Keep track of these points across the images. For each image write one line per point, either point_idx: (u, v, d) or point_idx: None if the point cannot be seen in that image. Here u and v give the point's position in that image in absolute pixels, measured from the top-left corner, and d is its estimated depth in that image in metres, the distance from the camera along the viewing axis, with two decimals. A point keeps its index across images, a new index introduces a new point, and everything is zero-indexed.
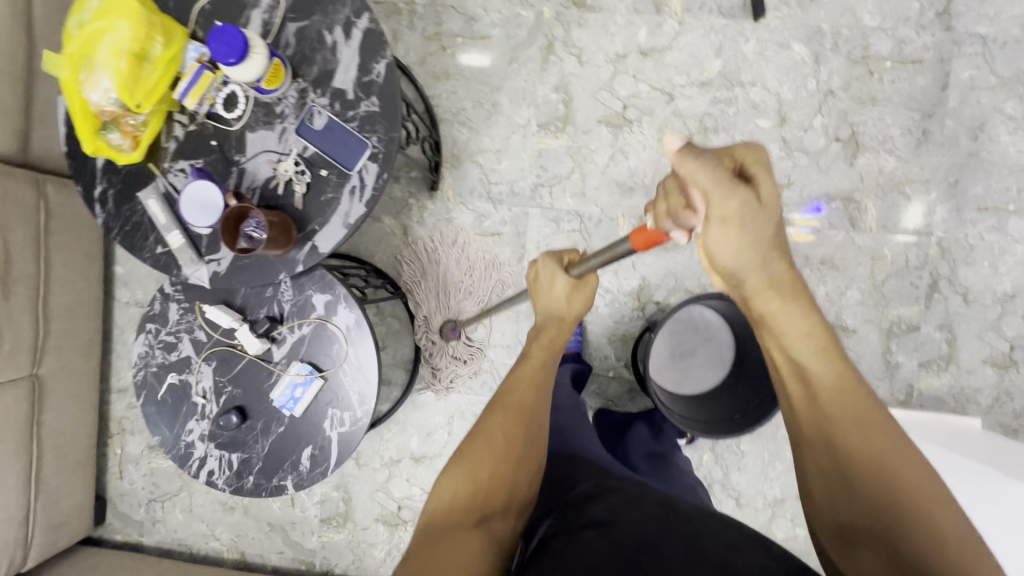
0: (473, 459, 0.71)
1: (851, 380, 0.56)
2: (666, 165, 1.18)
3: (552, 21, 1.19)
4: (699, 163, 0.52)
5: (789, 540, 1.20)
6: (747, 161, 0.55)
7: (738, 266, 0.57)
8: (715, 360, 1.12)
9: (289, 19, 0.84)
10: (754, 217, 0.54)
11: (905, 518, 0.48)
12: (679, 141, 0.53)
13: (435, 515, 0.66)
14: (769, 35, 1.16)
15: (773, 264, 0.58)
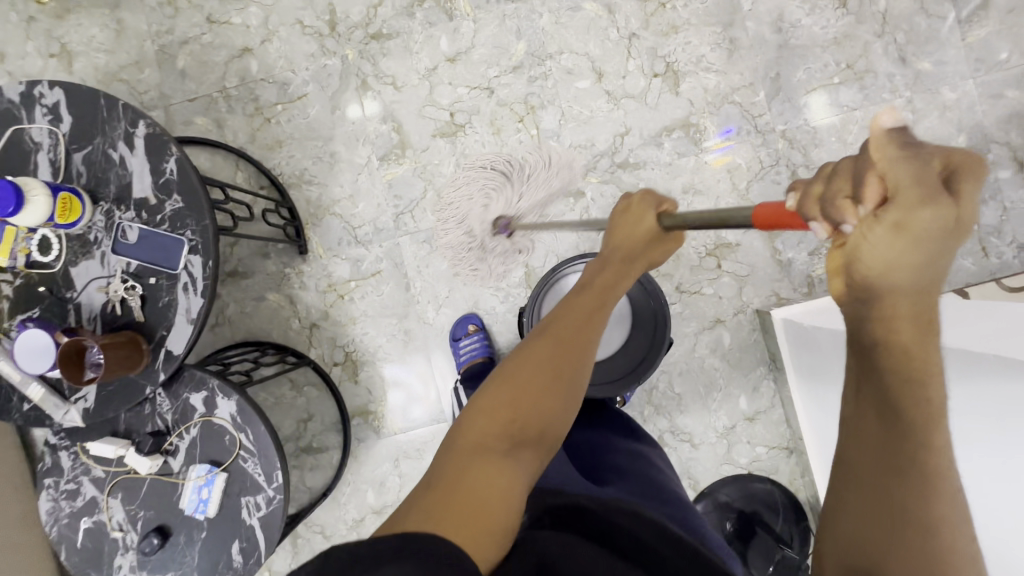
0: (516, 381, 0.59)
1: None
2: (509, 154, 1.21)
3: (358, 59, 1.23)
4: (903, 156, 0.31)
5: (754, 462, 1.20)
6: (953, 170, 0.31)
7: (884, 283, 0.34)
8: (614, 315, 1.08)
9: (73, 150, 0.86)
10: (940, 239, 0.32)
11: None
12: (889, 119, 0.31)
13: (471, 426, 0.56)
14: (558, 4, 1.20)
15: (934, 305, 0.36)
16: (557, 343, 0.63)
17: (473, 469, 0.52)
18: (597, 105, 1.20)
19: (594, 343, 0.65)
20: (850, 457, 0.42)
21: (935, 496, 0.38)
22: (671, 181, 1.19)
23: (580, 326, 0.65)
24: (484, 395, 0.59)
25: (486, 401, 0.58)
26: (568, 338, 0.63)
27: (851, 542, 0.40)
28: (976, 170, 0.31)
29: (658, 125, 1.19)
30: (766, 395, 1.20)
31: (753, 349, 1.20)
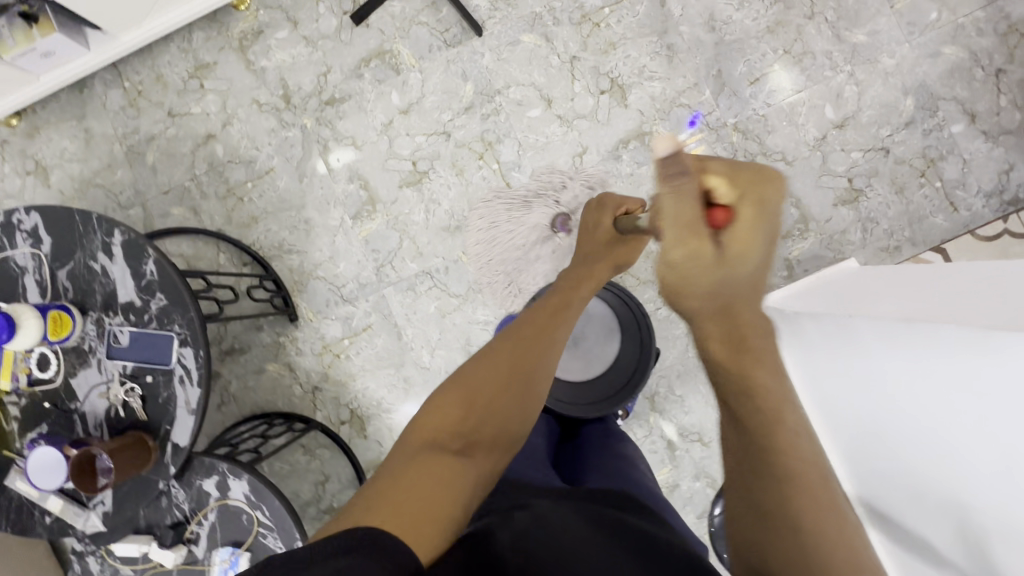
0: (473, 379, 0.70)
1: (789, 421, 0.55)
2: (475, 192, 1.24)
3: (317, 126, 1.27)
4: (671, 185, 0.49)
5: None
6: (745, 192, 0.53)
7: (680, 301, 0.54)
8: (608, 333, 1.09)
9: (57, 268, 0.90)
10: (705, 266, 0.52)
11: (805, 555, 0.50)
12: (668, 146, 0.48)
13: (426, 424, 0.64)
14: (497, 41, 1.24)
15: (738, 310, 0.55)
16: (546, 325, 0.78)
17: (424, 462, 0.59)
18: (551, 131, 1.23)
19: (557, 340, 0.78)
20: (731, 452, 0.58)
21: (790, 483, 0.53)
22: (635, 191, 1.22)
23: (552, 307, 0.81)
24: (464, 373, 0.71)
25: (465, 375, 0.71)
26: (522, 333, 0.76)
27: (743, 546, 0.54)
28: (757, 189, 0.53)
29: (613, 140, 1.22)
30: None
31: None
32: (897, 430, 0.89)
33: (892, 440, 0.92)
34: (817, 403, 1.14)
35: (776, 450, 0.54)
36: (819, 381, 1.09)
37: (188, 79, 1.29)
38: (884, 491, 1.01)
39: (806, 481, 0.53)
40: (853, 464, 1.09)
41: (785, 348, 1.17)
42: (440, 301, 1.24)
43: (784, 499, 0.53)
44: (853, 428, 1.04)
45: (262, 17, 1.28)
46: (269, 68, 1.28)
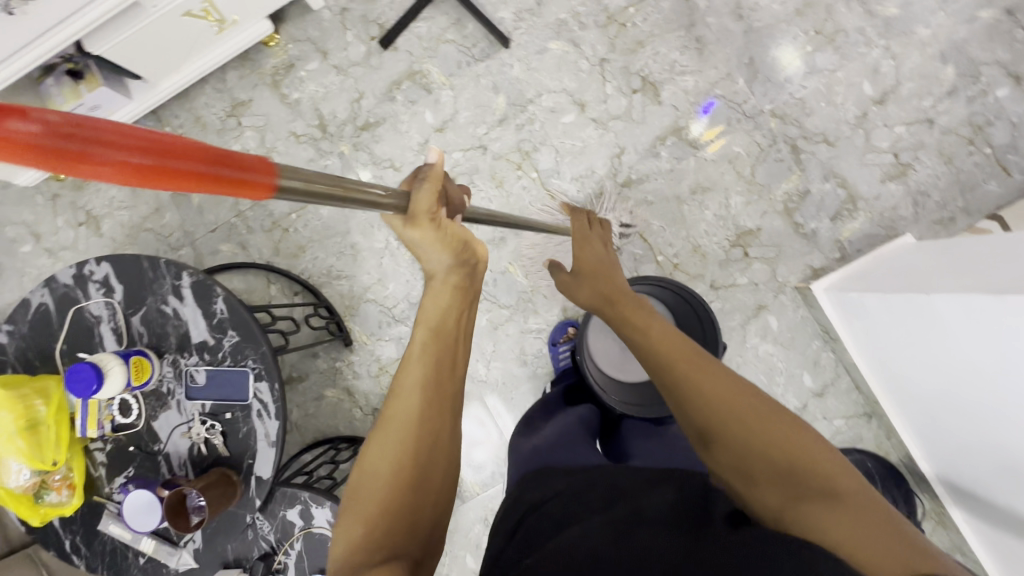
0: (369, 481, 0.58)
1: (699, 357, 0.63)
2: (517, 202, 1.25)
3: (354, 152, 1.29)
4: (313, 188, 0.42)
5: (836, 435, 1.19)
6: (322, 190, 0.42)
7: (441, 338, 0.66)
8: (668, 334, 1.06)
9: (131, 314, 0.93)
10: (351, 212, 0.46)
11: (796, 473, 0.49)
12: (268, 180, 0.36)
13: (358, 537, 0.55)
14: (525, 51, 1.25)
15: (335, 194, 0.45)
16: (429, 347, 0.65)
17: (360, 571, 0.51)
18: (587, 135, 1.24)
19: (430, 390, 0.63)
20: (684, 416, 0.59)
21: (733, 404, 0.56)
22: (677, 186, 1.22)
23: (449, 312, 0.67)
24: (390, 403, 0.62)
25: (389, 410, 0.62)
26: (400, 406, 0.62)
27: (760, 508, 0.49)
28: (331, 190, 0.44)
29: (650, 137, 1.22)
30: (828, 367, 1.19)
31: (803, 325, 1.20)
32: (983, 405, 0.87)
33: (981, 424, 0.89)
34: (885, 383, 1.11)
35: (703, 390, 0.57)
36: (888, 361, 1.06)
37: (226, 118, 1.32)
38: (972, 471, 0.99)
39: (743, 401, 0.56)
40: (931, 443, 1.07)
41: (839, 330, 1.14)
42: (492, 313, 1.25)
43: (730, 422, 0.54)
44: (932, 409, 1.01)
45: (292, 51, 1.31)
46: (303, 100, 1.30)
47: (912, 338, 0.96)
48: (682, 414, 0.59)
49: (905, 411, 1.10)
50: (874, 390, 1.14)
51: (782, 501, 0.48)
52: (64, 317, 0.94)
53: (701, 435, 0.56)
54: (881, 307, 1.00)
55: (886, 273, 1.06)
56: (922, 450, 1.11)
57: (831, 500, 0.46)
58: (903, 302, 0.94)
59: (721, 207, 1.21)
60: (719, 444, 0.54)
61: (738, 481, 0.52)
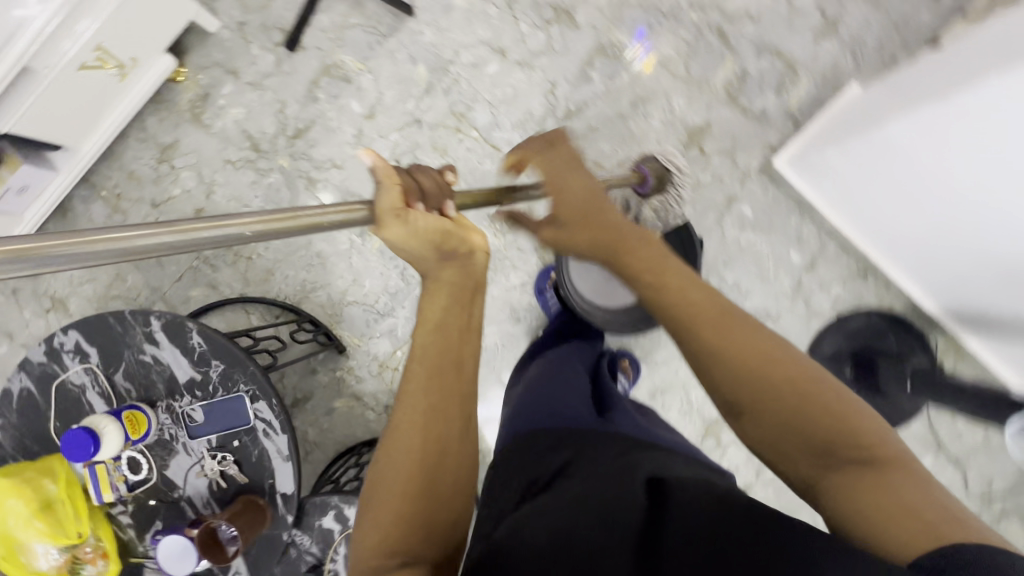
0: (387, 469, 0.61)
1: (746, 329, 0.61)
2: (465, 164, 1.23)
3: (294, 162, 1.27)
4: None
5: (837, 302, 1.19)
6: None
7: None
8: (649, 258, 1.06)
9: (113, 373, 0.92)
10: None
11: (842, 445, 0.53)
12: None
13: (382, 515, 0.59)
14: (431, 13, 1.23)
15: None
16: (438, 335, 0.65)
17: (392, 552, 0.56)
18: (515, 80, 1.22)
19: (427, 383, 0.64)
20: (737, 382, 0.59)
21: (791, 379, 0.57)
22: (617, 104, 1.20)
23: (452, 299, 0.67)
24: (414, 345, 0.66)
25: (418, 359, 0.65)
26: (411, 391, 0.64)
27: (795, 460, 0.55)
28: None
29: (578, 64, 1.20)
30: (813, 238, 1.19)
31: (777, 205, 1.19)
32: (954, 221, 0.91)
33: (957, 240, 0.94)
34: (872, 235, 1.10)
35: (719, 344, 0.60)
36: (875, 208, 1.04)
37: (159, 165, 1.29)
38: (981, 294, 0.99)
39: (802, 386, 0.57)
40: (929, 281, 1.07)
41: (816, 189, 1.12)
42: None
43: (764, 391, 0.57)
44: (928, 245, 1.00)
45: (203, 80, 1.28)
46: (229, 126, 1.28)
47: (874, 181, 1.00)
48: (721, 382, 0.60)
49: (900, 256, 1.09)
50: (864, 243, 1.13)
51: (816, 470, 0.53)
52: (48, 395, 0.93)
53: (741, 402, 0.59)
54: (841, 162, 1.03)
55: (847, 122, 1.04)
56: (923, 291, 1.12)
57: (868, 467, 0.50)
58: (861, 143, 0.97)
59: (665, 112, 1.19)
60: (754, 417, 0.58)
61: (773, 452, 0.56)
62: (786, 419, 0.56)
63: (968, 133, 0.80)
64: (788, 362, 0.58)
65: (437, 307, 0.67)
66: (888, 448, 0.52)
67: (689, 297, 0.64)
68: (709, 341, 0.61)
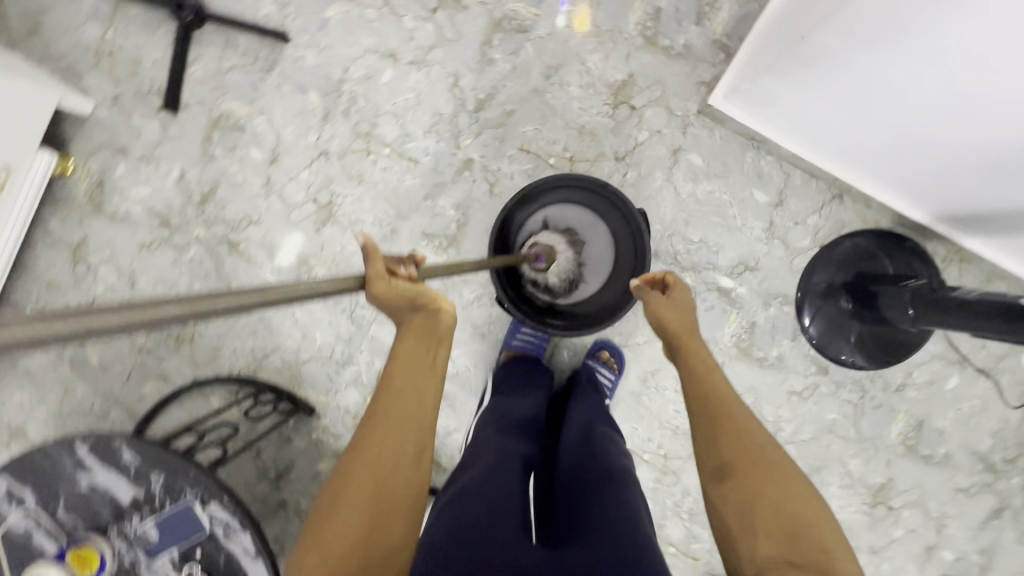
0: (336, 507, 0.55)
1: (766, 437, 0.64)
2: (387, 186, 1.13)
3: (209, 228, 1.18)
4: None
5: (816, 234, 1.08)
6: None
7: None
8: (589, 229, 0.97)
9: (52, 511, 0.84)
10: None
11: (802, 536, 0.55)
12: None
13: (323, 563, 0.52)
14: (307, 33, 1.12)
15: None
16: (409, 377, 0.63)
17: None
18: (414, 82, 1.11)
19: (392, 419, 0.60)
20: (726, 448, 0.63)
21: (781, 474, 0.60)
22: (528, 81, 1.09)
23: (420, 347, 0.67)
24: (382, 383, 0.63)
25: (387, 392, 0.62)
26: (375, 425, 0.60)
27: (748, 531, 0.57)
28: None
29: (476, 48, 1.10)
30: (774, 171, 1.07)
31: (727, 145, 1.08)
32: (908, 128, 0.82)
33: (920, 146, 0.84)
34: (836, 151, 0.98)
35: (733, 436, 0.64)
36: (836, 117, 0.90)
37: (72, 267, 1.21)
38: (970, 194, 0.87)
39: (776, 477, 0.60)
40: (910, 188, 0.96)
41: (760, 110, 1.00)
42: None
43: (750, 471, 0.60)
44: (891, 159, 0.91)
45: (93, 167, 1.19)
46: (133, 208, 1.19)
47: (813, 113, 0.92)
48: (710, 447, 0.65)
49: (873, 167, 0.96)
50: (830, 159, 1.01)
51: (777, 554, 0.54)
52: None
53: (726, 466, 0.62)
54: (774, 103, 0.96)
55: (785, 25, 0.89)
56: (905, 200, 1.01)
57: (815, 565, 0.52)
58: (784, 80, 0.90)
59: (581, 76, 1.09)
60: (734, 481, 0.61)
61: (737, 521, 0.58)
62: (757, 497, 0.59)
63: (885, 38, 0.70)
64: (773, 456, 0.62)
65: (406, 353, 0.66)
66: (838, 551, 0.54)
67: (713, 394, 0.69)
68: (734, 432, 0.64)
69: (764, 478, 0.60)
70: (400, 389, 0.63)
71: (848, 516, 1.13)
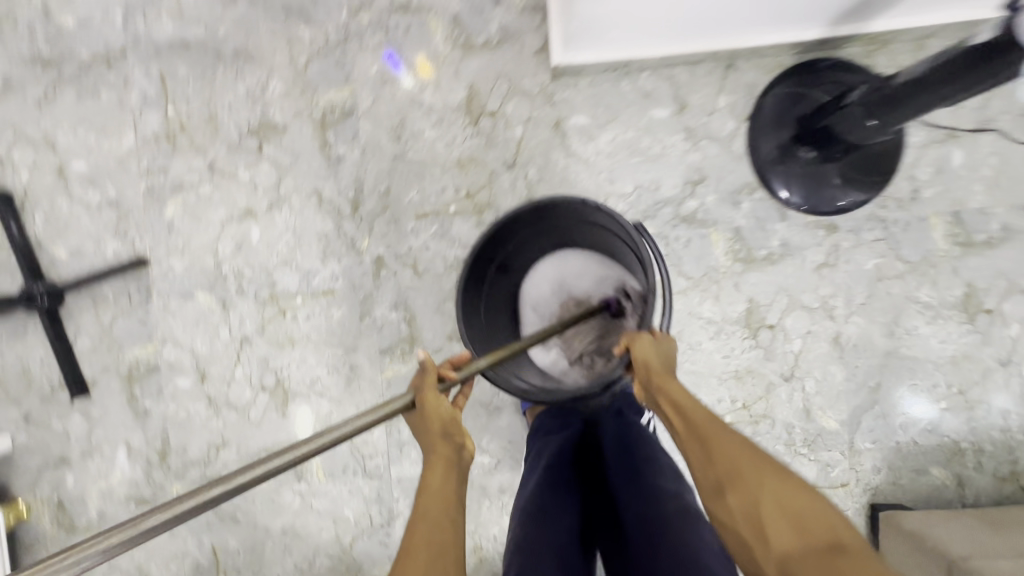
0: None
1: (743, 440, 0.58)
2: (319, 329, 1.04)
3: (182, 479, 1.05)
4: None
5: (735, 110, 1.00)
6: None
7: None
8: (601, 282, 0.90)
9: None
10: None
11: (815, 532, 0.48)
12: None
13: None
14: (160, 243, 1.04)
15: None
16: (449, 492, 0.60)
17: None
18: (284, 220, 1.03)
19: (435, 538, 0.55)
20: (714, 463, 0.57)
21: (762, 470, 0.54)
22: (383, 153, 1.02)
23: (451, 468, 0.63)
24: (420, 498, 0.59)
25: (428, 503, 0.58)
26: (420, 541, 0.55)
27: (772, 552, 0.50)
28: None
29: (318, 156, 1.03)
30: (657, 82, 1.00)
31: (598, 88, 1.00)
32: None
33: None
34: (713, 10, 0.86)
35: (719, 447, 0.57)
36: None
37: None
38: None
39: (769, 478, 0.53)
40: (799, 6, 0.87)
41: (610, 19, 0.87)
42: None
43: (737, 484, 0.54)
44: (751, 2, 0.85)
45: (43, 494, 1.07)
46: (98, 508, 1.06)
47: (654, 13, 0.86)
48: (703, 465, 0.58)
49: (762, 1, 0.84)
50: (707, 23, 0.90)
51: (794, 546, 0.49)
52: None
53: (721, 481, 0.55)
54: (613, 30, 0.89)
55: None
56: (793, 27, 0.93)
57: (836, 553, 0.46)
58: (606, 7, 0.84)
59: (428, 117, 1.02)
60: (734, 493, 0.54)
61: (752, 537, 0.52)
62: (758, 501, 0.52)
63: None
64: (760, 457, 0.55)
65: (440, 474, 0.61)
66: (839, 521, 0.49)
67: (686, 409, 0.62)
68: (710, 442, 0.58)
69: (756, 482, 0.53)
70: (438, 500, 0.59)
71: (957, 346, 1.00)
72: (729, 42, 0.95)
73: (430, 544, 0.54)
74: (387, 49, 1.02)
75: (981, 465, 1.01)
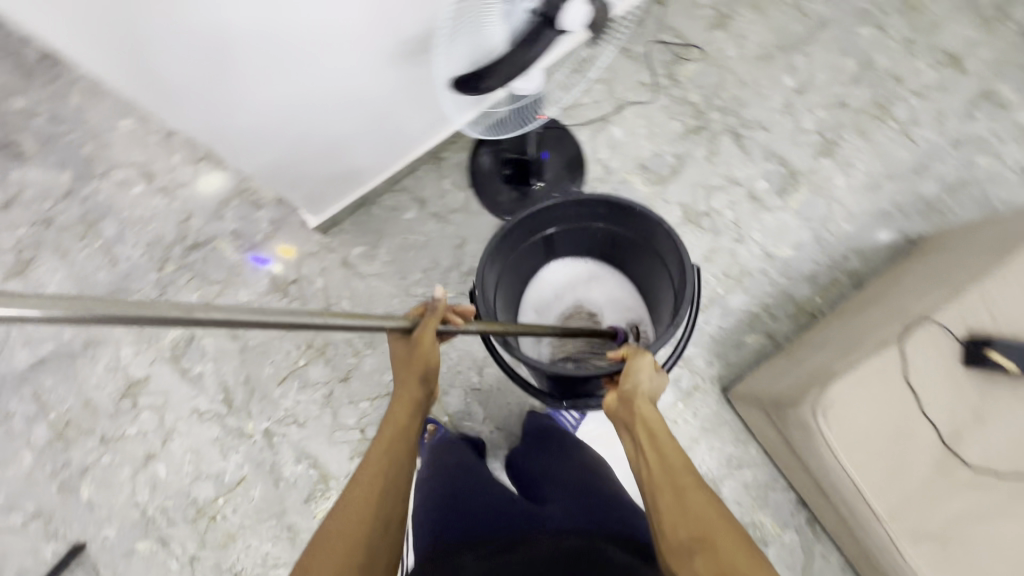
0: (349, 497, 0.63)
1: (714, 498, 0.71)
2: (249, 514, 1.19)
3: None
4: None
5: (459, 185, 1.31)
6: None
7: None
8: (614, 309, 1.32)
9: None
10: None
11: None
12: None
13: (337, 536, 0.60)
14: (89, 525, 1.19)
15: None
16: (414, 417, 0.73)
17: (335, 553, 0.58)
18: (180, 447, 1.21)
19: (402, 453, 0.69)
20: (687, 516, 0.69)
21: (728, 530, 0.67)
22: (231, 353, 1.24)
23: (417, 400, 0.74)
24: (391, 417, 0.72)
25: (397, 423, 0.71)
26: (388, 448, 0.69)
27: None
28: None
29: (183, 384, 1.23)
30: (396, 197, 1.30)
31: (359, 223, 1.29)
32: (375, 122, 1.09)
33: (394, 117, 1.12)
34: (365, 125, 1.07)
35: (695, 498, 0.70)
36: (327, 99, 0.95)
37: None
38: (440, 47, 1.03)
39: (726, 539, 0.66)
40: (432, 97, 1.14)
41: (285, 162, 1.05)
42: None
43: (704, 534, 0.66)
44: (404, 130, 1.18)
45: None
46: None
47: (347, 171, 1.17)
48: (674, 514, 0.70)
49: (393, 107, 1.08)
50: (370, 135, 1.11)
51: None
52: None
53: (694, 536, 0.67)
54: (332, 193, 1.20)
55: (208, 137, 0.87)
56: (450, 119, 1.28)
57: None
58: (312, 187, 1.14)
59: (251, 309, 1.26)
60: (702, 551, 0.65)
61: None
62: (721, 559, 0.64)
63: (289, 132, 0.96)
64: (723, 518, 0.68)
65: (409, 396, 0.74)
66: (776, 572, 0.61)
67: (669, 461, 0.76)
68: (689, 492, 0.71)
69: (721, 542, 0.65)
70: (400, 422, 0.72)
71: (702, 247, 1.29)
72: (404, 143, 1.19)
73: (389, 453, 0.68)
74: (256, 255, 1.27)
75: (775, 314, 1.27)
